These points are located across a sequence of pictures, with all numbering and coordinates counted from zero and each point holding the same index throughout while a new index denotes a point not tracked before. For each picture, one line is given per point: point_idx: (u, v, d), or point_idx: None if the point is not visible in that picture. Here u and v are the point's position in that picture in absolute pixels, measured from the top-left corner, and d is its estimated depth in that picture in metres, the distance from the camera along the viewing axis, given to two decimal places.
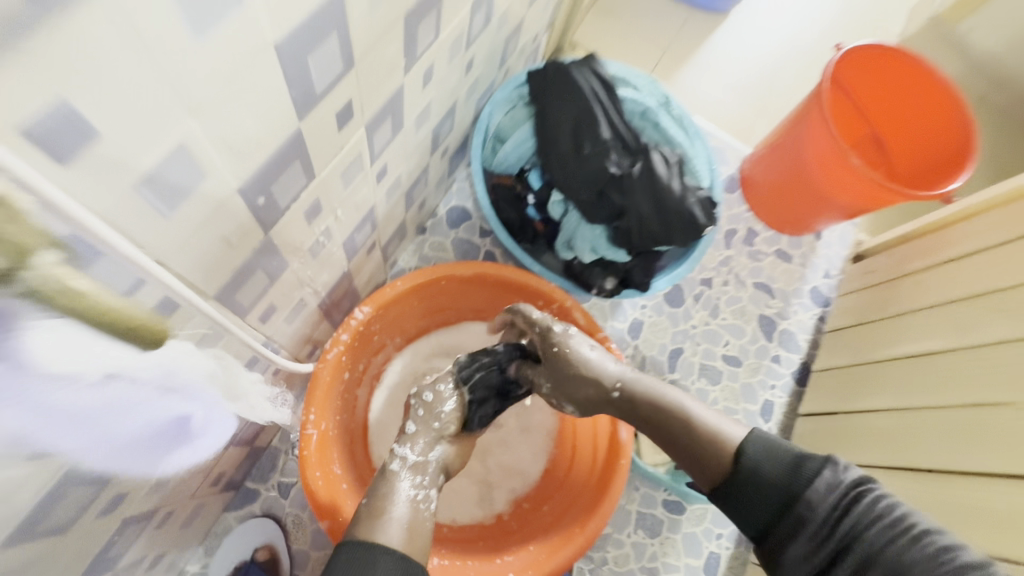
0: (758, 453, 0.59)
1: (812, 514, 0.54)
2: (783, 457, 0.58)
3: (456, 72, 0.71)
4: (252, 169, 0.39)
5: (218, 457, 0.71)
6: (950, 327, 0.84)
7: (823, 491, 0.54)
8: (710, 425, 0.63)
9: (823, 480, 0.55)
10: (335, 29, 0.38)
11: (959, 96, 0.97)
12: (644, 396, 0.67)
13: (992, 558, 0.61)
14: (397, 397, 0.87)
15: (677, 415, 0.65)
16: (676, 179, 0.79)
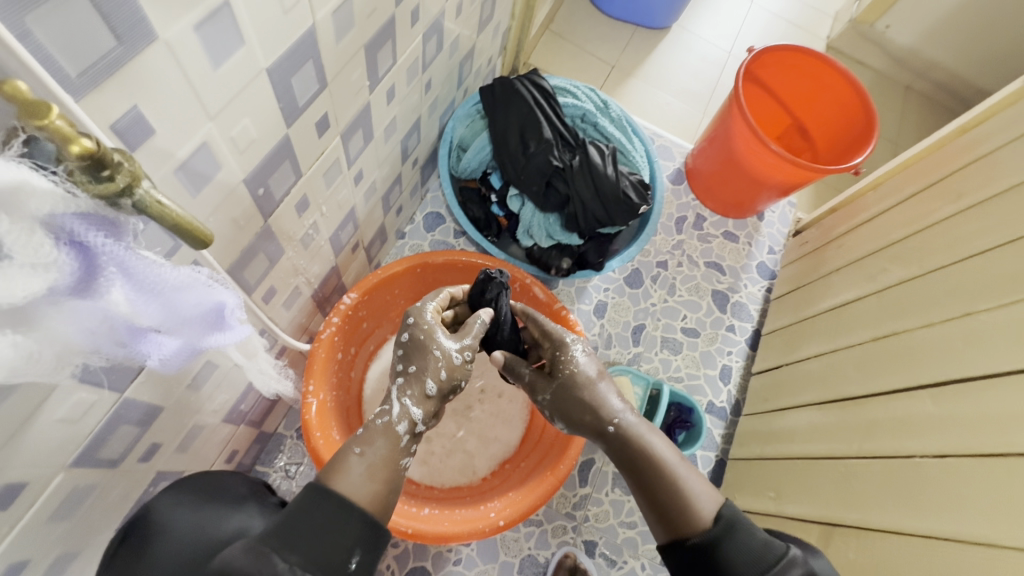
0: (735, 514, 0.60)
1: None
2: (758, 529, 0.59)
3: (416, 91, 0.85)
4: (253, 165, 0.51)
5: (232, 434, 0.81)
6: (863, 278, 0.96)
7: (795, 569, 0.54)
8: (689, 488, 0.64)
9: (793, 564, 0.55)
10: (311, 57, 0.51)
11: (861, 88, 1.12)
12: (638, 443, 0.70)
13: (892, 457, 0.72)
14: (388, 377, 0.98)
15: (666, 473, 0.67)
16: (611, 168, 0.92)
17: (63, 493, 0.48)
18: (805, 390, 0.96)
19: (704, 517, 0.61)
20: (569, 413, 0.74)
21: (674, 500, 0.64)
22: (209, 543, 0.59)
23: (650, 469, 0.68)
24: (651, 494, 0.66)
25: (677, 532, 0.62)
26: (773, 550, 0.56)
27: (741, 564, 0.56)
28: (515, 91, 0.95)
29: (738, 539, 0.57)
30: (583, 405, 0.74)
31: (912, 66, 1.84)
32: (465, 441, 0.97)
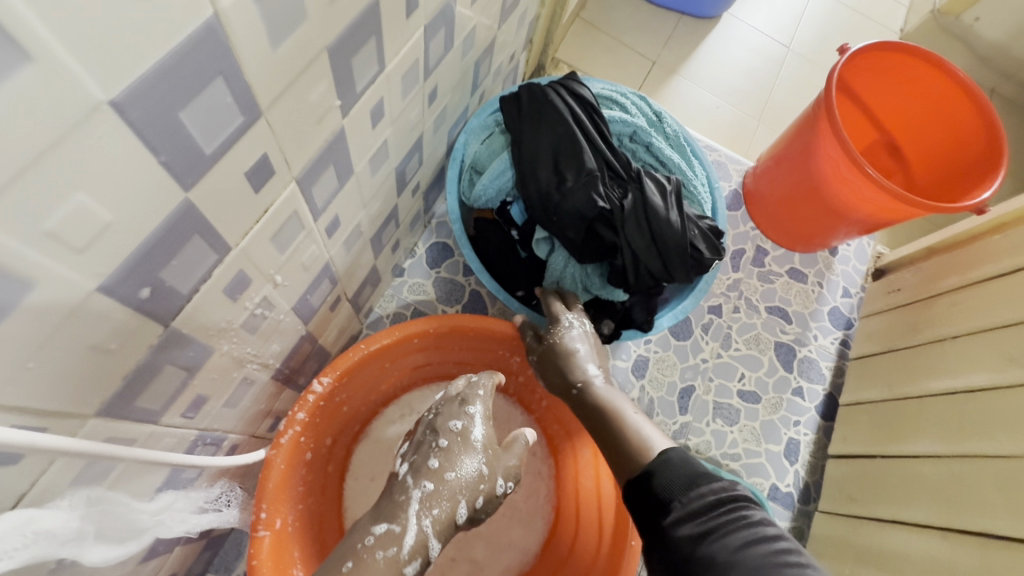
0: (674, 458, 0.55)
1: (683, 525, 0.50)
2: (692, 469, 0.54)
3: (415, 104, 0.63)
4: (119, 261, 0.30)
5: (161, 565, 0.60)
6: (1000, 360, 0.73)
7: (719, 500, 0.50)
8: (640, 441, 0.59)
9: (714, 492, 0.51)
10: (220, 74, 0.29)
11: (988, 102, 0.87)
12: (604, 403, 0.65)
13: None
14: (375, 465, 0.76)
15: (622, 430, 0.62)
16: (674, 210, 0.69)
17: None
18: (918, 502, 0.74)
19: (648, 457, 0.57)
20: (545, 372, 0.70)
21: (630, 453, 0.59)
22: None
23: (607, 423, 0.64)
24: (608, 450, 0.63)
25: (626, 474, 0.58)
26: (708, 480, 0.52)
27: (672, 489, 0.52)
28: (547, 103, 0.72)
29: (670, 469, 0.54)
30: (556, 364, 0.69)
31: (1000, 67, 1.58)
32: (472, 547, 0.77)
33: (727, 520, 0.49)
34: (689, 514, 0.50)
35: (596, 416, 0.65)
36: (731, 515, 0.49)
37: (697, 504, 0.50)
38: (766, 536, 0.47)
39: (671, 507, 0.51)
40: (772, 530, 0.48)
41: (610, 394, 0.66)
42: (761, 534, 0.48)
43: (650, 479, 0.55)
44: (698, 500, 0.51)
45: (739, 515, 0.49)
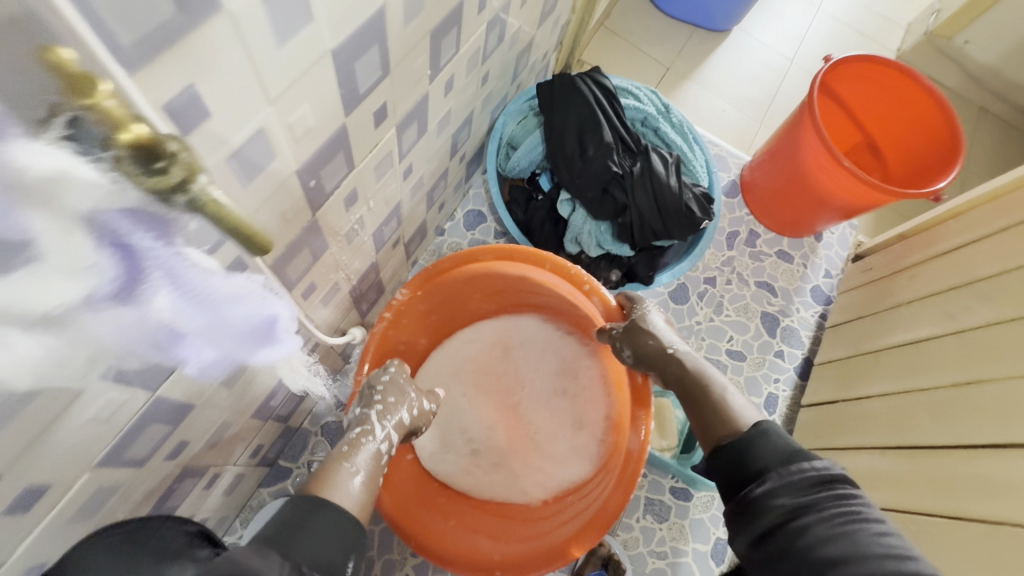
0: (774, 436, 0.59)
1: (777, 493, 0.54)
2: (790, 449, 0.58)
3: (472, 83, 0.80)
4: (308, 156, 0.47)
5: (258, 430, 0.77)
6: (940, 315, 0.88)
7: (815, 477, 0.54)
8: (734, 408, 0.66)
9: (812, 469, 0.55)
10: (376, 41, 0.47)
11: (949, 107, 1.02)
12: (692, 371, 0.73)
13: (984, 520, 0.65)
14: (457, 367, 0.95)
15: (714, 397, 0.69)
16: (673, 177, 0.86)
17: (86, 493, 0.45)
18: (866, 431, 0.89)
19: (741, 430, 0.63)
20: (635, 342, 0.78)
21: (723, 418, 0.66)
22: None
23: (694, 388, 0.72)
24: (700, 417, 0.69)
25: (719, 442, 0.64)
26: (806, 456, 0.57)
27: (769, 462, 0.57)
28: (575, 90, 0.89)
29: (770, 443, 0.59)
30: (647, 335, 0.77)
31: (990, 86, 1.71)
32: (519, 458, 0.91)
33: (823, 492, 0.52)
34: (785, 483, 0.54)
35: (680, 383, 0.73)
36: (826, 490, 0.53)
37: (797, 473, 0.55)
38: (863, 513, 0.50)
39: (770, 474, 0.56)
40: (873, 514, 0.51)
41: (699, 364, 0.74)
42: (856, 510, 0.51)
43: (749, 450, 0.59)
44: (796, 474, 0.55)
45: (837, 490, 0.52)
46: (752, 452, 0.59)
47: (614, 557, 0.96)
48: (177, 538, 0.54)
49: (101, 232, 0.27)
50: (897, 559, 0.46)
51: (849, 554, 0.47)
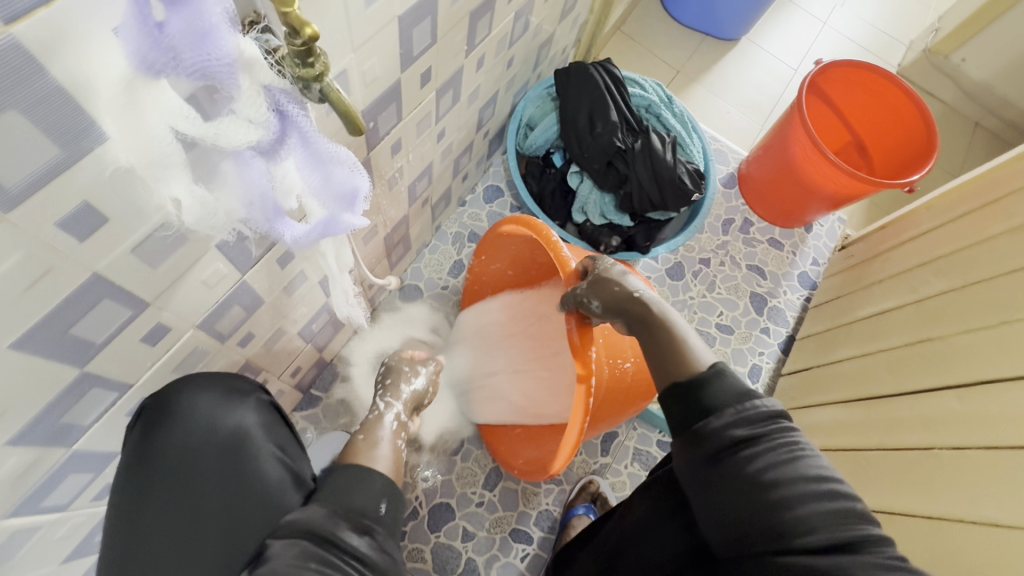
0: (726, 371, 0.60)
1: (725, 427, 0.56)
2: (740, 384, 0.59)
3: (499, 65, 0.93)
4: (371, 100, 0.60)
5: (301, 351, 0.90)
6: (904, 288, 0.99)
7: (763, 413, 0.56)
8: (694, 350, 0.64)
9: (762, 406, 0.57)
10: (429, 14, 0.60)
11: (925, 108, 1.13)
12: (661, 313, 0.69)
13: (930, 446, 0.76)
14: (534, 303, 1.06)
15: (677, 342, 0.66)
16: (670, 154, 0.99)
17: (187, 350, 0.57)
18: (836, 389, 1.00)
19: (697, 365, 0.62)
20: (601, 291, 0.72)
21: (680, 358, 0.64)
22: (214, 432, 0.61)
23: (661, 334, 0.67)
24: (661, 361, 0.65)
25: (671, 378, 0.63)
26: (756, 392, 0.59)
27: (723, 396, 0.58)
28: (589, 76, 1.01)
29: (726, 378, 0.59)
30: (612, 282, 0.72)
31: (984, 102, 1.82)
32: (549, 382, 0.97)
33: (771, 430, 0.55)
34: (739, 420, 0.56)
35: (647, 325, 0.68)
36: (773, 427, 0.55)
37: (753, 410, 0.56)
38: (804, 449, 0.54)
39: (730, 410, 0.56)
40: (811, 451, 0.54)
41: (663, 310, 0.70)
42: (796, 444, 0.54)
43: (709, 385, 0.59)
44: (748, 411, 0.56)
45: (784, 426, 0.55)
46: (708, 388, 0.59)
47: (602, 494, 1.06)
48: (242, 379, 0.66)
49: (273, 96, 0.37)
50: (825, 488, 0.51)
51: (787, 484, 0.52)
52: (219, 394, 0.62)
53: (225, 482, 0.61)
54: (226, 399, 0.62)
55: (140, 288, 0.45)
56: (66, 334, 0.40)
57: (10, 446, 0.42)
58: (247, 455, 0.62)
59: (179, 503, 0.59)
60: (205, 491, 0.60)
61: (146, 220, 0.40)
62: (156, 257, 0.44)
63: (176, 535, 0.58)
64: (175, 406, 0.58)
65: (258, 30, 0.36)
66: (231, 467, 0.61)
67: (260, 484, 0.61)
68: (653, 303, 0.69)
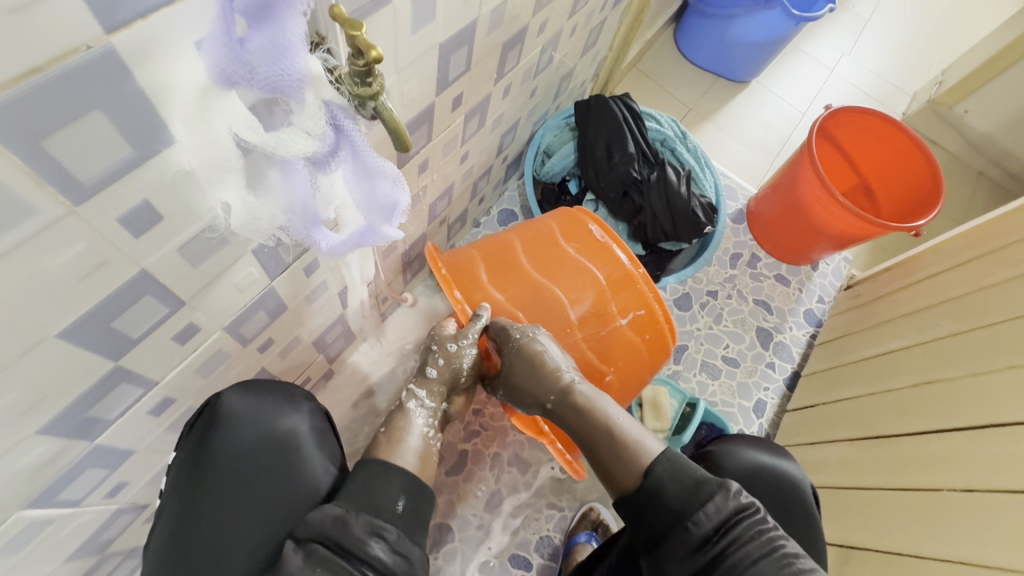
0: (664, 471, 0.63)
1: (685, 545, 0.59)
2: (685, 478, 0.62)
3: (523, 94, 0.97)
4: (407, 120, 0.63)
5: (313, 362, 0.91)
6: (910, 330, 1.01)
7: (712, 515, 0.59)
8: (631, 442, 0.68)
9: (713, 505, 0.59)
10: (466, 43, 0.63)
11: (931, 156, 1.17)
12: (579, 406, 0.73)
13: (933, 489, 0.76)
14: None
15: (613, 437, 0.70)
16: (684, 187, 1.01)
17: (211, 351, 0.58)
18: (839, 428, 1.01)
19: (641, 469, 0.65)
20: (520, 393, 0.79)
21: (625, 460, 0.68)
22: (266, 433, 0.69)
23: (586, 428, 0.73)
24: (597, 457, 0.71)
25: (622, 490, 0.67)
26: (704, 488, 0.61)
27: (671, 508, 0.61)
28: (609, 108, 1.05)
29: (670, 483, 0.62)
30: (529, 386, 0.76)
31: (986, 153, 1.87)
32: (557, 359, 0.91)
33: (729, 535, 0.57)
34: (695, 533, 0.59)
35: (575, 423, 0.74)
36: (728, 529, 0.58)
37: (704, 518, 0.59)
38: (767, 546, 0.57)
39: (683, 523, 0.59)
40: (779, 550, 0.56)
41: (586, 399, 0.73)
42: (759, 542, 0.57)
43: (657, 499, 0.62)
44: (700, 521, 0.59)
45: (740, 528, 0.58)
46: (654, 503, 0.62)
47: (603, 522, 1.05)
48: (292, 388, 0.74)
49: (333, 112, 0.38)
50: None
51: None
52: (276, 399, 0.71)
53: (273, 480, 0.68)
54: (279, 407, 0.71)
55: (180, 286, 0.46)
56: (108, 327, 0.42)
57: (37, 436, 0.43)
58: (296, 453, 0.70)
59: (229, 501, 0.66)
60: (254, 488, 0.67)
61: (197, 219, 0.42)
62: (198, 257, 0.45)
63: (222, 532, 0.65)
64: (232, 410, 0.66)
65: (321, 51, 0.39)
66: (279, 464, 0.69)
67: (306, 480, 0.69)
68: (570, 399, 0.74)
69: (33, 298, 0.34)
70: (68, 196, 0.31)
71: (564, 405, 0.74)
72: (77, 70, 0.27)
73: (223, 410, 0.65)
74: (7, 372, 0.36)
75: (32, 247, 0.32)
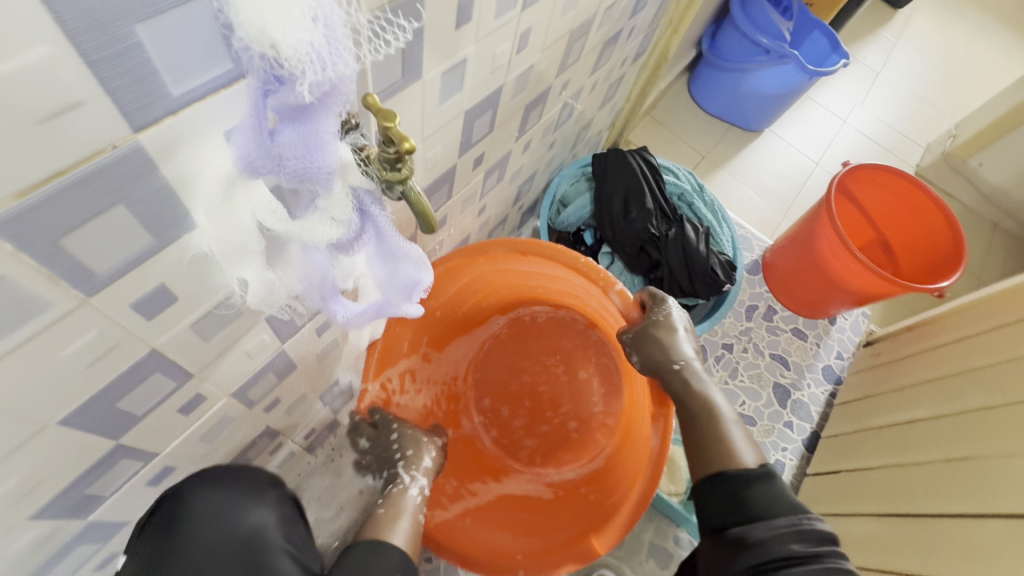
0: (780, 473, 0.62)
1: (788, 535, 0.56)
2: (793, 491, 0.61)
3: (542, 147, 0.97)
4: (428, 183, 0.62)
5: (318, 414, 0.88)
6: (936, 398, 0.97)
7: (820, 524, 0.58)
8: (739, 436, 0.65)
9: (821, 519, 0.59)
10: (491, 108, 0.63)
11: (952, 217, 1.15)
12: (696, 386, 0.69)
13: None
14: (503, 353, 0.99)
15: (717, 423, 0.66)
16: (702, 244, 1.00)
17: (217, 417, 0.56)
18: (866, 500, 0.96)
19: (753, 460, 0.63)
20: (643, 349, 0.71)
21: (727, 451, 0.63)
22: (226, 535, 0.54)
23: (701, 406, 0.68)
24: (697, 439, 0.66)
25: (721, 469, 0.62)
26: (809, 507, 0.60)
27: (783, 499, 0.59)
28: (627, 163, 1.05)
29: (784, 482, 0.61)
30: (658, 346, 0.71)
31: (1003, 206, 1.85)
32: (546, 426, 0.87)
33: (830, 548, 0.56)
34: (800, 531, 0.56)
35: (686, 398, 0.69)
36: (830, 543, 0.57)
37: (812, 524, 0.57)
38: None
39: (792, 516, 0.57)
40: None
41: (704, 382, 0.69)
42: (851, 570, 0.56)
43: (769, 485, 0.60)
44: (808, 521, 0.58)
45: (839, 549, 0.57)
46: (768, 487, 0.60)
47: None
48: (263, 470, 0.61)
49: (360, 198, 0.37)
50: None
51: None
52: (241, 489, 0.56)
53: None
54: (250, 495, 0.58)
55: (190, 361, 0.44)
56: (113, 407, 0.40)
57: (28, 520, 0.40)
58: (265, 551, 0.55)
59: None
60: None
61: (211, 296, 0.40)
62: (210, 332, 0.43)
63: None
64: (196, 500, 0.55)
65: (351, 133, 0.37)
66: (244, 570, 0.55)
67: None
68: (693, 374, 0.69)
69: (37, 389, 0.32)
70: (81, 288, 0.30)
71: (685, 376, 0.69)
72: (101, 169, 0.26)
73: (178, 510, 0.52)
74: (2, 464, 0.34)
75: (38, 341, 0.30)
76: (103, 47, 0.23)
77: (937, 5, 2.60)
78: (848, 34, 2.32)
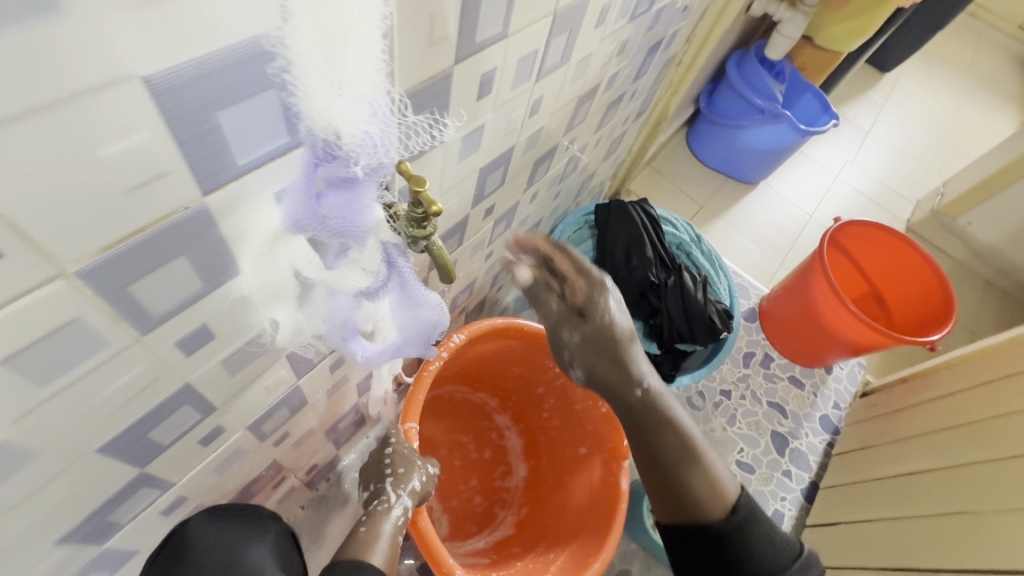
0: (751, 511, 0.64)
1: None
2: (769, 531, 0.63)
3: (548, 197, 1.02)
4: (442, 231, 0.66)
5: (321, 449, 0.89)
6: (932, 452, 0.98)
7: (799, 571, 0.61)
8: (716, 474, 0.64)
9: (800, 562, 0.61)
10: (503, 164, 0.68)
11: (941, 274, 1.20)
12: (660, 409, 0.66)
13: None
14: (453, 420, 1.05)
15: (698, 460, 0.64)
16: (700, 293, 1.04)
17: (230, 449, 0.58)
18: (868, 553, 0.96)
19: (727, 500, 0.64)
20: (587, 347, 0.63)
21: (704, 494, 0.63)
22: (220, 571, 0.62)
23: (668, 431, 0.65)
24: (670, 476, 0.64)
25: (696, 514, 0.64)
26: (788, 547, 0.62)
27: (762, 551, 0.61)
28: (628, 213, 1.10)
29: (757, 525, 0.63)
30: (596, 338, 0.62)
31: (994, 263, 1.91)
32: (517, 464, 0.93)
33: None
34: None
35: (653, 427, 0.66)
36: None
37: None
38: None
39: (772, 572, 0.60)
40: None
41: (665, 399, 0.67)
42: None
43: (744, 532, 0.62)
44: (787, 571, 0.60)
45: None
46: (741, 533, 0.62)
47: None
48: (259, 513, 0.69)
49: (388, 251, 0.42)
50: None
51: None
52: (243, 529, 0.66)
53: None
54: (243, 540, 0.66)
55: (215, 395, 0.47)
56: (143, 437, 0.42)
57: (52, 546, 0.42)
58: None
59: None
60: None
61: (242, 335, 0.43)
62: (236, 367, 0.46)
63: None
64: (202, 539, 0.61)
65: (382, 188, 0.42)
66: None
67: None
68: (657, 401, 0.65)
69: (83, 418, 0.35)
70: (137, 327, 0.33)
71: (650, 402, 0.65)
72: (173, 226, 0.30)
73: (187, 544, 0.59)
74: (41, 489, 0.36)
75: (93, 374, 0.33)
76: (188, 130, 0.27)
77: (922, 70, 2.75)
78: (838, 95, 2.45)
